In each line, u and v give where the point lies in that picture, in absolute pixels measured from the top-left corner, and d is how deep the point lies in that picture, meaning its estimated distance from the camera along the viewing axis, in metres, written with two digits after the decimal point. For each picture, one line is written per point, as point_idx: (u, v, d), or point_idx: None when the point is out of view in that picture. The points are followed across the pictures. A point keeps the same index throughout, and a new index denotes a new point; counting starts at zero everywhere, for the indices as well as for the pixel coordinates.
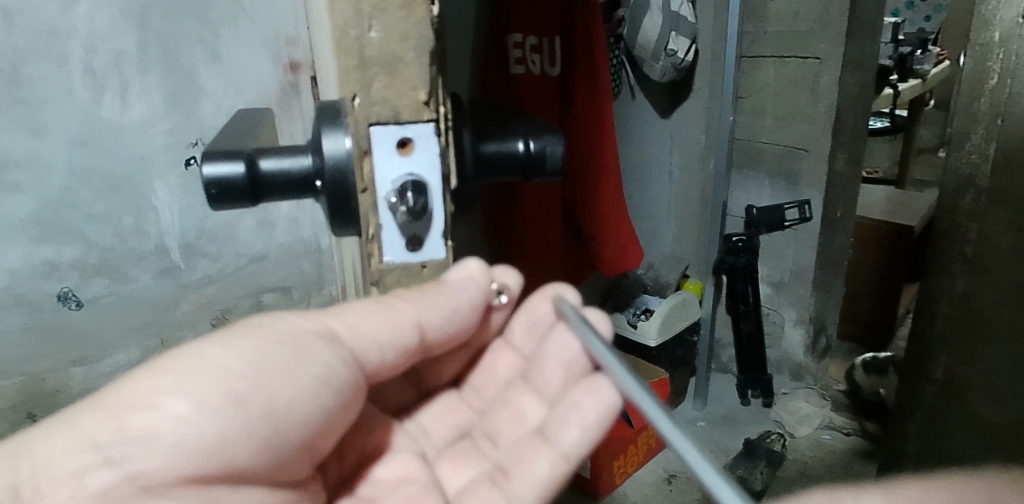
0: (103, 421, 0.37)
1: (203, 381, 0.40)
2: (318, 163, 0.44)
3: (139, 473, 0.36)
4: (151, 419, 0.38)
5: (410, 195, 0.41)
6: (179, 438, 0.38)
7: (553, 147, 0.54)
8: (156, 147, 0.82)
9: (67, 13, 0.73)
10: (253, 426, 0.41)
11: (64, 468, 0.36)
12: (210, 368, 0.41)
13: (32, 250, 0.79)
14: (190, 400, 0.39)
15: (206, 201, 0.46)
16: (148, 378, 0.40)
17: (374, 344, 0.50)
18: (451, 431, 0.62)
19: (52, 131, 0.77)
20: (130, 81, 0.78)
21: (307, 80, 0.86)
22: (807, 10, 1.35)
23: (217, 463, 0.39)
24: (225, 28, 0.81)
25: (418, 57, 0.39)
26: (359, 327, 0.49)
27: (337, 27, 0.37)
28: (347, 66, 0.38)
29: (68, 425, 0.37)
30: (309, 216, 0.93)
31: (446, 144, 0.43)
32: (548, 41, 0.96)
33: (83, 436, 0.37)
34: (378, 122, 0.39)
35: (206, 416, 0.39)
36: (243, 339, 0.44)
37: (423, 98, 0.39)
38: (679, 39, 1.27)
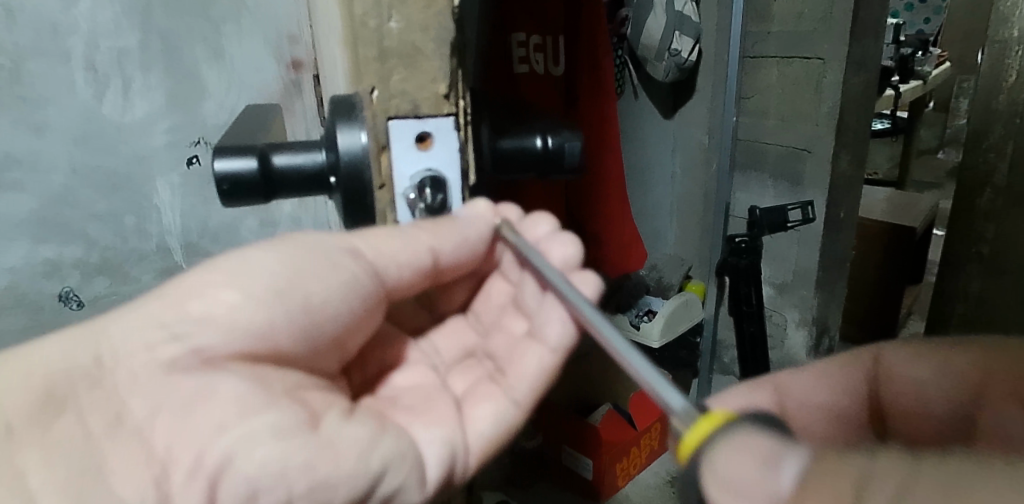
0: (166, 304, 0.41)
1: (247, 270, 0.43)
2: (333, 159, 0.45)
3: (202, 346, 0.40)
4: (204, 302, 0.41)
5: (429, 189, 0.46)
6: (227, 319, 0.41)
7: (571, 144, 0.54)
8: (157, 146, 0.81)
9: (69, 10, 0.73)
10: (290, 315, 0.44)
11: (136, 341, 0.39)
12: (251, 267, 0.43)
13: (34, 249, 0.80)
14: (236, 288, 0.42)
15: (219, 195, 0.46)
16: (198, 273, 0.43)
17: (392, 257, 0.48)
18: (459, 351, 0.60)
19: (53, 129, 0.77)
20: (131, 80, 0.78)
21: (308, 79, 0.82)
22: (810, 10, 1.34)
23: (260, 345, 0.42)
24: (226, 25, 0.79)
25: (437, 49, 0.44)
26: (381, 245, 0.48)
27: (358, 16, 0.42)
28: (367, 59, 0.43)
29: (138, 309, 0.41)
30: (311, 215, 0.90)
31: (466, 140, 0.48)
32: (552, 41, 0.96)
33: (150, 316, 0.40)
34: (395, 115, 0.44)
35: (248, 305, 0.42)
36: (280, 245, 0.46)
37: (443, 91, 0.45)
38: (683, 39, 1.24)
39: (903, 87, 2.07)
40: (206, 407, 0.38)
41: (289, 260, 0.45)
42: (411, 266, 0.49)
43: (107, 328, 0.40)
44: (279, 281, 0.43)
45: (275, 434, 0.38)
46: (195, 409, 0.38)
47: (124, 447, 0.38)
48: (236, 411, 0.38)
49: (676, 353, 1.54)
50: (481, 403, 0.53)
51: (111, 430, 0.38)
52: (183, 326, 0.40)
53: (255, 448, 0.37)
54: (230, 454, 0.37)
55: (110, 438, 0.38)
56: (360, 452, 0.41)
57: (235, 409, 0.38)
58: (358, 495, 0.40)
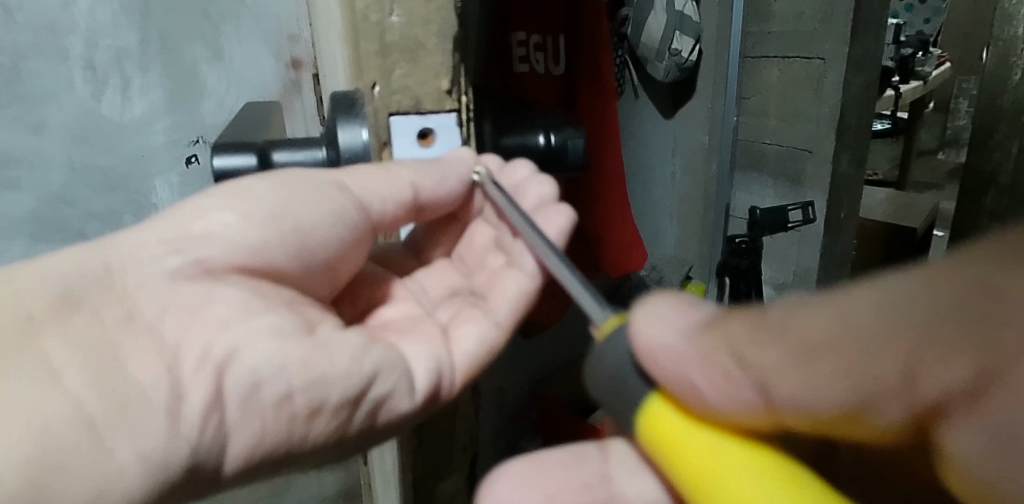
0: (163, 221, 0.40)
1: (244, 189, 0.42)
2: (333, 157, 0.47)
3: (203, 257, 0.39)
4: (201, 217, 0.40)
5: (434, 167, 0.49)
6: (225, 234, 0.40)
7: (574, 141, 0.53)
8: (157, 144, 0.81)
9: (67, 8, 0.73)
10: (284, 233, 0.42)
11: (138, 251, 0.38)
12: (251, 189, 0.42)
13: (32, 247, 0.81)
14: (236, 203, 0.41)
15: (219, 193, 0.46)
16: (200, 195, 0.41)
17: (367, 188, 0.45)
18: (447, 290, 0.55)
19: (50, 127, 0.77)
20: (131, 78, 0.77)
21: (310, 78, 0.84)
22: (811, 10, 1.33)
23: (258, 260, 0.41)
24: (225, 24, 0.79)
25: (439, 44, 0.44)
26: (361, 178, 0.46)
27: (359, 11, 0.42)
28: (368, 54, 0.43)
29: (139, 228, 0.39)
30: None
31: (468, 133, 0.50)
32: (552, 40, 0.95)
33: (148, 232, 0.39)
34: (396, 109, 0.44)
35: (244, 222, 0.40)
36: (276, 174, 0.44)
37: (444, 87, 0.45)
38: (684, 39, 1.25)
39: (903, 88, 2.07)
40: (207, 309, 0.38)
41: (285, 184, 0.43)
42: (392, 203, 0.46)
43: (108, 241, 0.38)
44: (275, 201, 0.42)
45: (276, 335, 0.39)
46: (204, 309, 0.38)
47: (136, 339, 0.36)
48: (237, 311, 0.39)
49: None
50: (465, 324, 0.49)
51: (124, 323, 0.36)
52: (183, 239, 0.39)
53: (256, 345, 0.38)
54: (233, 348, 0.37)
55: (123, 330, 0.35)
56: (338, 425, 0.41)
57: (238, 311, 0.39)
58: (353, 393, 0.41)
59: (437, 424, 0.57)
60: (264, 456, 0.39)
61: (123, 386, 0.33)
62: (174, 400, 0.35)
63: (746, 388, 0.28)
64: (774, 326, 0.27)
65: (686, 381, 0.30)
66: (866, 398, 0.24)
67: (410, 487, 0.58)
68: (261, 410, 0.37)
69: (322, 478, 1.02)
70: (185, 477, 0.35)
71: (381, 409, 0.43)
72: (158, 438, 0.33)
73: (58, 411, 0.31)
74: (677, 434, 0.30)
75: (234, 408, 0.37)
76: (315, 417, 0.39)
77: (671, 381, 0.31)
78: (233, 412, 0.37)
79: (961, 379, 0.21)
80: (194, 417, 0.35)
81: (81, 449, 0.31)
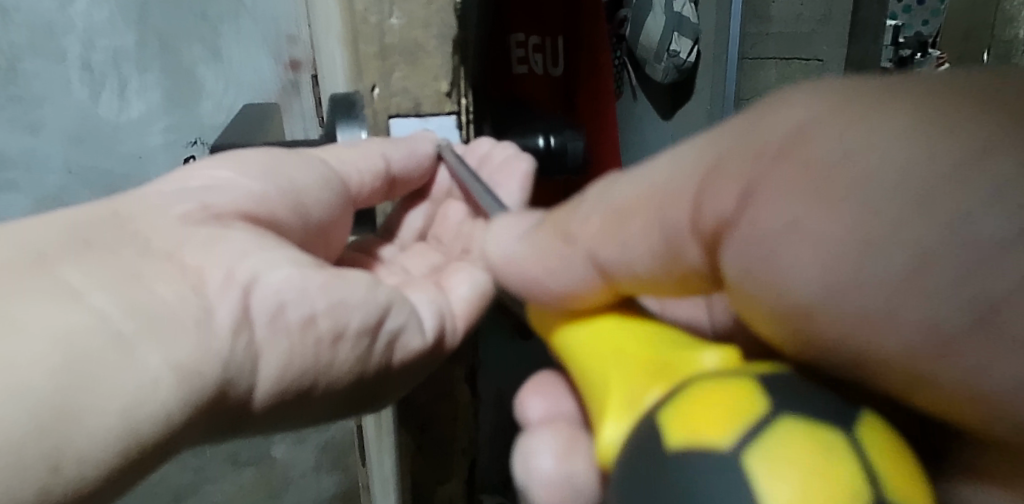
0: (166, 181, 0.40)
1: (236, 155, 0.43)
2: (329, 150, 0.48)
3: (210, 203, 0.38)
4: (200, 175, 0.40)
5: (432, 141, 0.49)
6: (227, 184, 0.40)
7: (574, 142, 0.53)
8: (155, 145, 0.84)
9: (64, 9, 0.77)
10: (278, 188, 0.42)
11: (144, 201, 0.38)
12: (247, 154, 0.43)
13: None
14: (229, 164, 0.42)
15: None
16: (198, 162, 0.42)
17: (338, 159, 0.46)
18: (429, 266, 0.53)
19: (47, 128, 0.82)
20: (127, 80, 0.80)
21: (309, 79, 0.83)
22: (809, 11, 1.34)
23: (259, 208, 0.41)
24: (225, 25, 0.80)
25: (438, 46, 0.44)
26: (336, 154, 0.47)
27: (359, 13, 0.42)
28: (367, 56, 0.43)
29: (144, 187, 0.39)
30: None
31: (467, 133, 0.51)
32: (550, 41, 0.96)
33: (150, 190, 0.39)
34: (394, 112, 0.48)
35: (244, 179, 0.41)
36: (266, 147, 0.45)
37: (444, 89, 0.46)
38: (682, 40, 1.22)
39: None
40: (225, 243, 0.37)
41: (276, 153, 0.44)
42: (368, 177, 0.47)
43: (116, 197, 0.38)
44: (267, 163, 0.43)
45: (295, 264, 0.38)
46: (224, 242, 0.37)
47: (155, 265, 0.34)
48: (254, 243, 0.38)
49: None
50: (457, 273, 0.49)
51: (146, 255, 0.34)
52: (189, 190, 0.39)
53: (272, 276, 0.37)
54: (257, 272, 0.37)
55: (144, 259, 0.34)
56: (356, 360, 0.41)
57: (254, 245, 0.38)
58: (370, 322, 0.41)
59: (437, 426, 0.57)
60: (295, 380, 0.38)
61: (148, 299, 0.31)
62: (206, 313, 0.33)
63: (585, 265, 0.31)
64: (597, 207, 0.30)
65: (541, 275, 0.33)
66: (672, 241, 0.27)
67: (408, 488, 0.58)
68: (289, 331, 0.37)
69: (320, 481, 1.01)
70: (216, 395, 0.33)
71: (396, 343, 0.43)
72: (189, 347, 0.31)
73: (83, 320, 0.29)
74: (569, 329, 0.33)
75: (263, 326, 0.36)
76: (339, 342, 0.39)
77: (531, 288, 0.34)
78: (262, 331, 0.36)
79: (732, 204, 0.24)
80: (226, 333, 0.34)
81: (110, 352, 0.28)
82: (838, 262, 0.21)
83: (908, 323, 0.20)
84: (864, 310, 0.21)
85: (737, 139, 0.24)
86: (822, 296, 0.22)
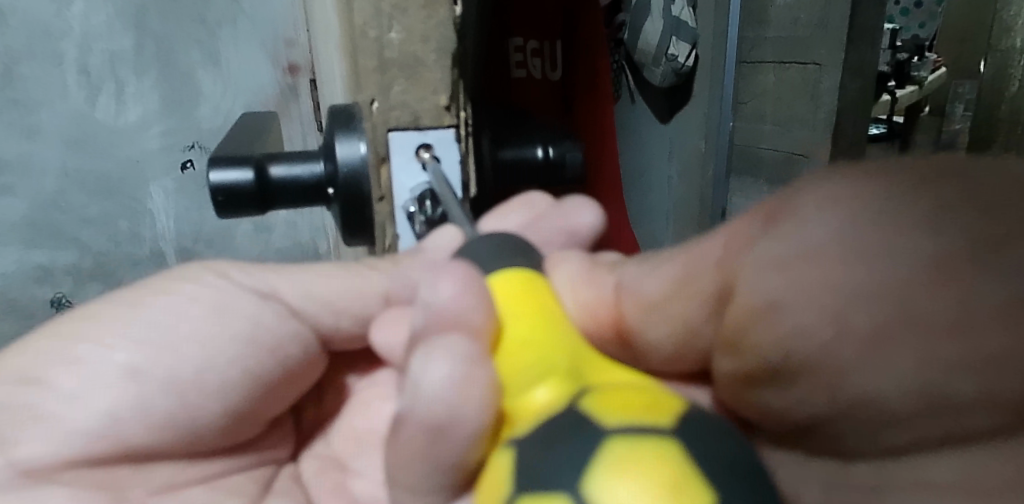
0: (121, 323, 0.36)
1: (208, 292, 0.38)
2: (332, 170, 0.42)
3: (107, 417, 0.34)
4: (151, 335, 0.36)
5: (428, 201, 0.42)
6: (166, 377, 0.35)
7: (571, 154, 0.51)
8: (152, 149, 0.85)
9: (61, 13, 0.78)
10: (226, 382, 0.37)
11: (75, 361, 0.34)
12: (172, 320, 0.36)
13: (26, 254, 0.88)
14: (190, 322, 0.37)
15: (213, 209, 0.42)
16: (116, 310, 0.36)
17: (327, 277, 0.42)
18: None
19: (44, 132, 0.83)
20: (124, 84, 0.82)
21: (306, 83, 0.83)
22: (806, 14, 1.26)
23: (190, 409, 0.36)
24: (223, 29, 0.81)
25: (438, 60, 0.40)
26: (313, 283, 0.41)
27: (358, 26, 0.38)
28: (367, 69, 0.39)
29: (51, 335, 0.35)
30: (308, 222, 0.92)
31: (468, 152, 0.44)
32: (549, 46, 0.93)
33: (99, 339, 0.35)
34: (395, 125, 0.40)
35: (146, 375, 0.35)
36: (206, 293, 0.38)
37: (444, 102, 0.40)
38: (680, 45, 1.20)
39: (899, 93, 2.08)
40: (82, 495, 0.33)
41: (265, 284, 0.40)
42: (363, 303, 0.42)
43: (74, 326, 0.36)
44: (228, 335, 0.37)
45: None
46: (132, 477, 0.35)
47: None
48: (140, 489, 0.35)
49: None
50: None
51: (25, 485, 0.33)
52: (124, 364, 0.35)
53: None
54: None
55: (14, 494, 0.32)
56: None
57: (161, 482, 0.37)
58: None
59: None
60: None
61: None
62: None
63: (610, 291, 0.32)
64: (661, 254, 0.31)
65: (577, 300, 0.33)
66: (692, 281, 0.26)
67: None
68: None
69: None
70: None
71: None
72: None
73: None
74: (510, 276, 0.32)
75: None
76: None
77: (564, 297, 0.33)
78: None
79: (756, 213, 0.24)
80: None
81: None
82: (798, 252, 0.21)
83: (862, 286, 0.19)
84: (828, 283, 0.20)
85: (758, 202, 0.24)
86: (818, 247, 0.20)
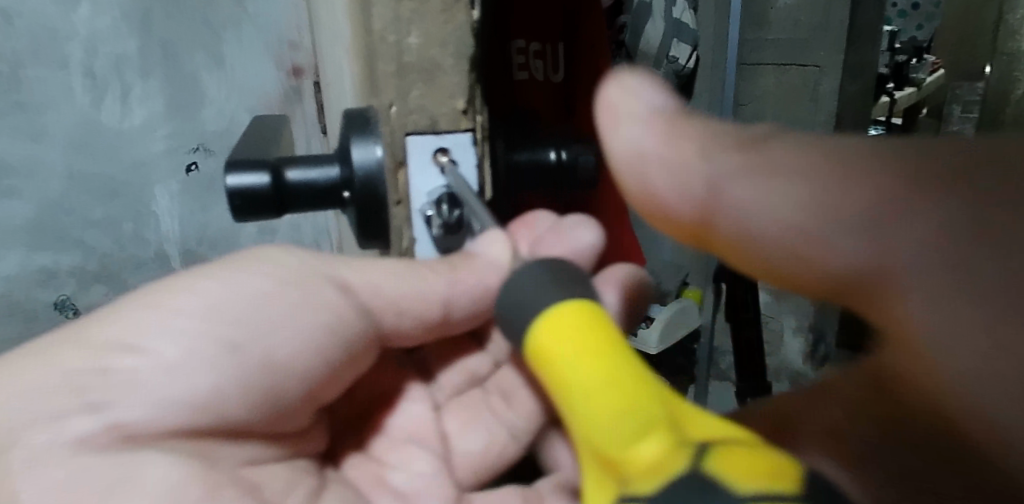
0: (200, 296, 0.34)
1: (279, 273, 0.37)
2: (347, 174, 0.40)
3: (186, 389, 0.32)
4: (235, 307, 0.35)
5: (444, 206, 0.39)
6: (253, 351, 0.34)
7: (586, 156, 0.49)
8: (157, 152, 0.85)
9: (67, 16, 0.79)
10: (301, 359, 0.37)
11: (156, 331, 0.33)
12: (242, 294, 0.35)
13: (29, 257, 0.88)
14: (271, 295, 0.36)
15: (231, 214, 0.40)
16: (186, 280, 0.35)
17: (390, 277, 0.39)
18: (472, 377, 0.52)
19: (49, 135, 0.83)
20: (130, 87, 0.82)
21: (310, 85, 0.83)
22: (806, 16, 1.25)
23: (271, 383, 0.35)
24: (227, 31, 0.81)
25: (456, 64, 0.37)
26: (376, 278, 0.39)
27: (376, 32, 0.36)
28: (385, 73, 0.36)
29: (123, 306, 0.34)
30: (312, 224, 0.92)
31: (484, 156, 0.41)
32: (550, 48, 0.92)
33: (181, 310, 0.33)
34: (412, 129, 0.38)
35: (221, 348, 0.33)
36: (269, 271, 0.37)
37: (461, 106, 0.38)
38: (682, 46, 1.22)
39: (897, 95, 2.08)
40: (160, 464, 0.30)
41: (328, 269, 0.39)
42: (416, 315, 0.42)
43: (145, 302, 0.34)
44: (305, 312, 0.37)
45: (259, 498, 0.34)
46: (215, 450, 0.33)
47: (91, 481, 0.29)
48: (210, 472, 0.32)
49: (674, 361, 1.45)
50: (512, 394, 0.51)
51: (116, 447, 0.30)
52: (213, 332, 0.33)
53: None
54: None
55: (103, 457, 0.30)
56: None
57: (237, 459, 0.35)
58: None
59: None
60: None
61: None
62: None
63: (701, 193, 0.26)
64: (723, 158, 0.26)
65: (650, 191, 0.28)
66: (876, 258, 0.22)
67: None
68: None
69: None
70: None
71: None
72: None
73: None
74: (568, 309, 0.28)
75: None
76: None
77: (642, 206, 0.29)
78: None
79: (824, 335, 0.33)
80: None
81: None
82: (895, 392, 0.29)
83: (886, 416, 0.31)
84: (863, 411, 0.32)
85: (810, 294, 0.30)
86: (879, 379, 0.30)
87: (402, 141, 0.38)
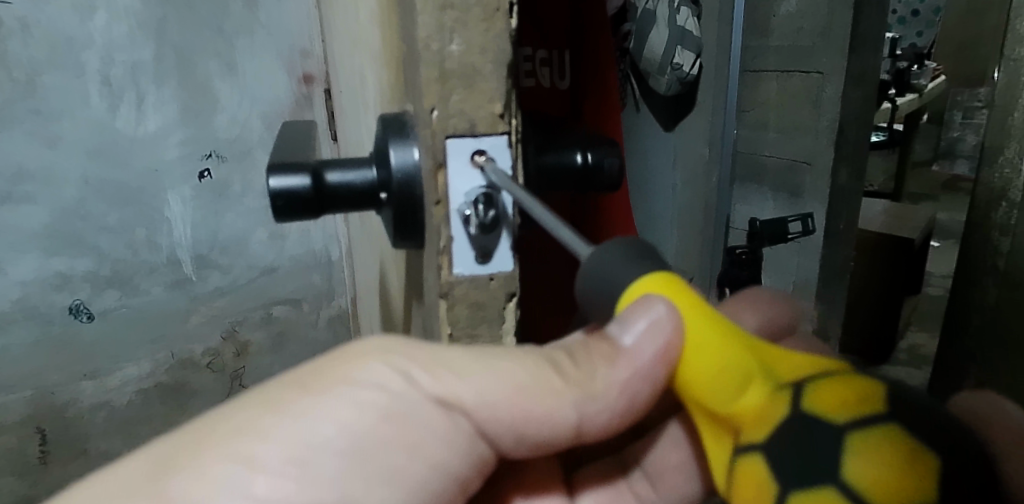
0: (312, 430, 0.30)
1: (382, 389, 0.32)
2: (381, 177, 0.40)
3: None
4: (343, 446, 0.31)
5: (481, 205, 0.36)
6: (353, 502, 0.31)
7: (609, 159, 0.50)
8: (170, 158, 0.89)
9: (84, 24, 0.81)
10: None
11: (258, 469, 0.29)
12: (333, 425, 0.31)
13: (45, 262, 0.89)
14: (376, 425, 0.31)
15: (273, 215, 0.41)
16: (287, 400, 0.31)
17: (515, 389, 0.32)
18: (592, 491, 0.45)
19: (63, 142, 0.85)
20: (145, 94, 0.85)
21: (320, 92, 0.92)
22: (809, 24, 1.24)
23: None
24: (238, 38, 0.87)
25: (498, 71, 0.33)
26: (484, 389, 0.32)
27: (419, 40, 0.33)
28: (428, 80, 0.33)
29: (229, 418, 0.30)
30: (321, 230, 1.01)
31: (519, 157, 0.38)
32: (557, 55, 0.94)
33: (288, 442, 0.30)
34: (454, 133, 0.35)
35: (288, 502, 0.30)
36: (360, 390, 0.31)
37: (500, 110, 0.35)
38: (685, 54, 1.19)
39: (901, 101, 2.07)
40: None
41: (440, 386, 0.32)
42: (557, 437, 0.34)
43: (239, 427, 0.30)
44: (412, 446, 0.32)
45: None
46: None
47: None
48: None
49: None
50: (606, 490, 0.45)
51: None
52: (319, 469, 0.30)
53: None
54: None
55: None
56: None
57: None
58: None
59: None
60: None
61: None
62: None
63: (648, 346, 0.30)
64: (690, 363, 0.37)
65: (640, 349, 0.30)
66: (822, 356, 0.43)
67: None
68: None
69: None
70: None
71: None
72: None
73: None
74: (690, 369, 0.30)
75: None
76: None
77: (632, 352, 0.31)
78: None
79: None
80: None
81: None
82: None
83: None
84: None
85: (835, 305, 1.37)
86: None
87: (437, 140, 0.35)
